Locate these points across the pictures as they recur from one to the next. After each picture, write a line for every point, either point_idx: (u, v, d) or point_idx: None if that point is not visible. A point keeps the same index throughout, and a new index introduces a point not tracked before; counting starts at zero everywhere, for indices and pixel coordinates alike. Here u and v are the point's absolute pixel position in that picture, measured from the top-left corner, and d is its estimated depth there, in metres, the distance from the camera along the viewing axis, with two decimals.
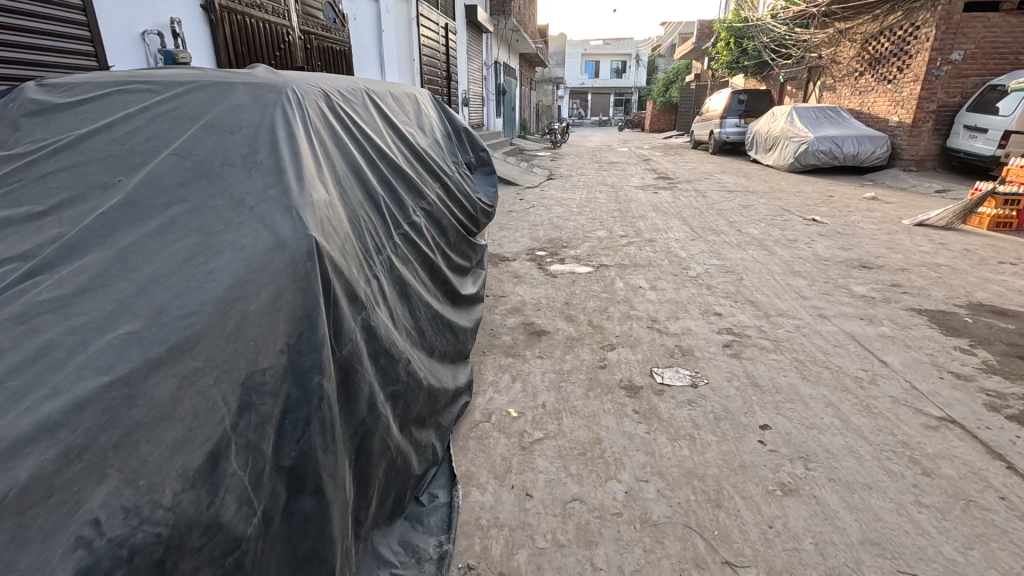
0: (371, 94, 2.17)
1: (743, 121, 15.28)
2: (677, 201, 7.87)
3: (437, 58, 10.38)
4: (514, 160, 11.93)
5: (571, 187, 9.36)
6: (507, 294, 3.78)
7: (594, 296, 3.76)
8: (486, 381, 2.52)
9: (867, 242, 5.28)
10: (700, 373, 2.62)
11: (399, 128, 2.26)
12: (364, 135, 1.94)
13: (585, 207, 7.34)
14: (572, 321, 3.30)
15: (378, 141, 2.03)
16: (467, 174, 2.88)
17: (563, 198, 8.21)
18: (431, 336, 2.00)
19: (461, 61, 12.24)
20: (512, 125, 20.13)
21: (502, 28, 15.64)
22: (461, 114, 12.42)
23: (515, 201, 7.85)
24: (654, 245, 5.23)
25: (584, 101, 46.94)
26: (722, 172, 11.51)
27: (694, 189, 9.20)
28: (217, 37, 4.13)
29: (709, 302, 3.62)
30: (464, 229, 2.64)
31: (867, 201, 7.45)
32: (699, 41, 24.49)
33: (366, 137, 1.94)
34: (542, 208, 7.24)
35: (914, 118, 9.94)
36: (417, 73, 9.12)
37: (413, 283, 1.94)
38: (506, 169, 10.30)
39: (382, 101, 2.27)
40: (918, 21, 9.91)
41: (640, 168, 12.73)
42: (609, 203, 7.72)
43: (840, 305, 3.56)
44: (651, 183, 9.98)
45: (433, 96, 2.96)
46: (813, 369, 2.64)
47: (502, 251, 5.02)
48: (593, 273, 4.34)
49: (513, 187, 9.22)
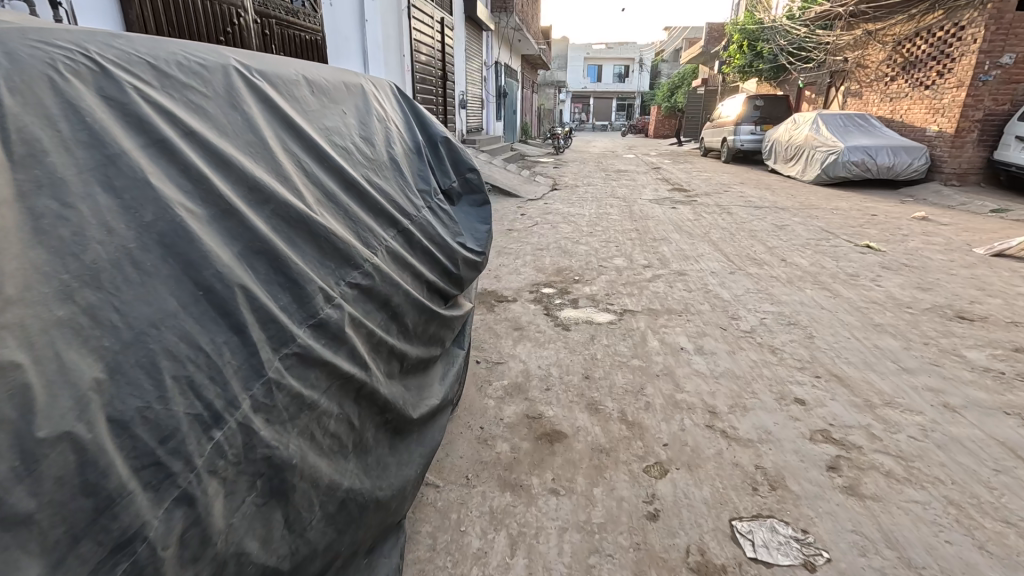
0: (252, 81, 1.24)
1: (759, 128, 14.35)
2: (701, 219, 6.91)
3: (432, 55, 9.43)
4: (515, 168, 10.97)
5: (578, 199, 8.40)
6: (505, 360, 2.81)
7: (621, 365, 2.78)
8: (468, 554, 1.57)
9: (946, 279, 4.31)
10: (809, 534, 1.65)
11: (311, 138, 1.31)
12: (203, 158, 1.02)
13: (596, 225, 6.39)
14: (595, 412, 2.32)
15: (247, 166, 1.09)
16: (445, 208, 1.92)
17: (571, 213, 7.25)
18: (327, 548, 1.06)
19: (459, 61, 11.30)
20: (513, 130, 19.17)
21: (504, 26, 14.71)
22: (458, 118, 11.46)
23: (516, 216, 6.88)
24: (686, 279, 4.26)
25: (586, 106, 46.08)
26: (741, 183, 10.56)
27: (716, 203, 8.26)
28: (129, 12, 3.22)
29: (779, 377, 2.65)
30: (433, 301, 1.68)
31: (920, 223, 6.49)
32: (708, 45, 23.56)
33: (208, 162, 1.02)
34: (546, 226, 6.28)
35: (957, 127, 9.00)
36: (408, 71, 8.18)
37: (306, 454, 1.00)
38: (506, 179, 9.35)
39: (282, 93, 1.33)
40: (962, 21, 8.98)
41: (651, 177, 11.78)
42: (623, 219, 6.76)
43: (963, 385, 2.59)
44: (666, 196, 9.02)
45: (399, 89, 2.01)
46: (989, 530, 1.66)
47: (500, 287, 4.06)
48: (617, 323, 3.36)
49: (514, 199, 8.25)
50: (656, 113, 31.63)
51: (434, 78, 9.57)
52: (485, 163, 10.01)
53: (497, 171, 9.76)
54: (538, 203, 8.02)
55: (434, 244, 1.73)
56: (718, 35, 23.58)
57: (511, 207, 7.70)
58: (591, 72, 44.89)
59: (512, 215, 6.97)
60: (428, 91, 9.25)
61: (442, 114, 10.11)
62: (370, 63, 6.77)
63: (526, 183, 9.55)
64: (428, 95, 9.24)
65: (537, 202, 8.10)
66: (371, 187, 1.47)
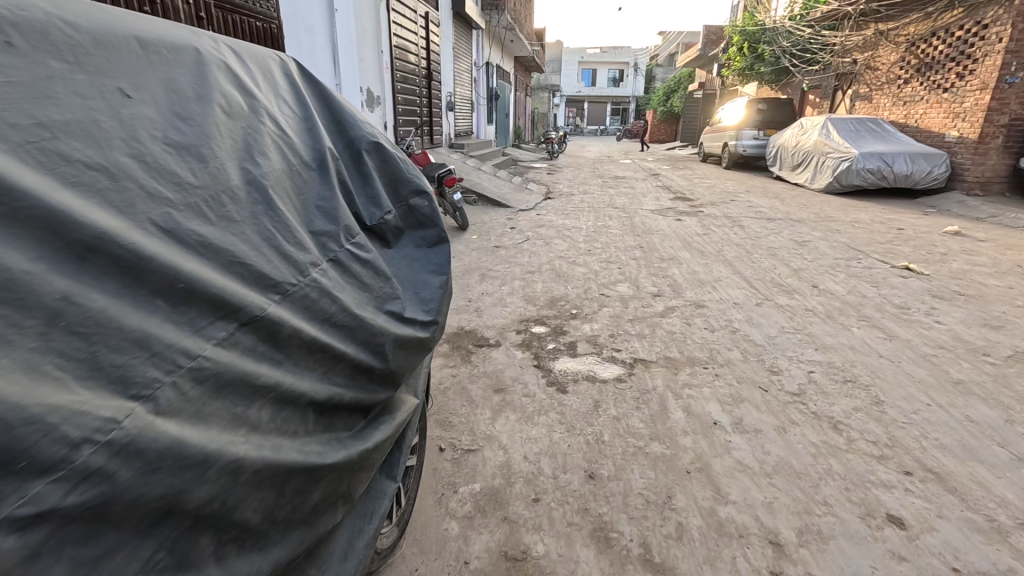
0: None
1: (762, 133, 13.73)
2: (711, 232, 6.21)
3: (416, 52, 8.71)
4: (506, 174, 10.25)
5: (574, 209, 7.68)
6: (480, 446, 2.07)
7: (638, 453, 2.04)
8: None
9: (1015, 312, 3.62)
10: None
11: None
12: None
13: (595, 240, 5.67)
14: (606, 546, 1.59)
15: None
16: (368, 250, 1.21)
17: (566, 225, 6.53)
18: None
19: (446, 59, 10.58)
20: (505, 133, 18.48)
21: (495, 25, 14.05)
22: (446, 120, 10.73)
23: (505, 230, 6.15)
24: (705, 314, 3.53)
25: (580, 110, 45.57)
26: (748, 191, 9.91)
27: (724, 214, 7.57)
28: None
29: (856, 474, 1.93)
30: (327, 433, 0.97)
31: (955, 239, 5.82)
32: (706, 47, 22.99)
33: None
34: (537, 242, 5.56)
35: (981, 133, 8.40)
36: (387, 69, 7.49)
37: None
38: (496, 186, 8.62)
39: None
40: (985, 19, 8.36)
41: (651, 185, 11.12)
42: (624, 233, 6.04)
43: None
44: (669, 206, 8.33)
45: (303, 74, 1.37)
46: None
47: (481, 325, 3.31)
48: (627, 380, 2.63)
49: (503, 209, 7.52)
50: (652, 117, 31.11)
51: (418, 77, 8.85)
52: (472, 170, 9.28)
53: (486, 177, 9.04)
54: (530, 214, 7.32)
55: (338, 326, 1.03)
56: (715, 37, 23.04)
57: (500, 217, 6.99)
58: (585, 76, 44.38)
59: (501, 229, 6.23)
60: (412, 90, 8.53)
61: (428, 116, 9.41)
62: (342, 57, 6.07)
63: (517, 191, 8.83)
64: (411, 95, 8.52)
65: (529, 213, 7.39)
66: (156, 239, 0.79)
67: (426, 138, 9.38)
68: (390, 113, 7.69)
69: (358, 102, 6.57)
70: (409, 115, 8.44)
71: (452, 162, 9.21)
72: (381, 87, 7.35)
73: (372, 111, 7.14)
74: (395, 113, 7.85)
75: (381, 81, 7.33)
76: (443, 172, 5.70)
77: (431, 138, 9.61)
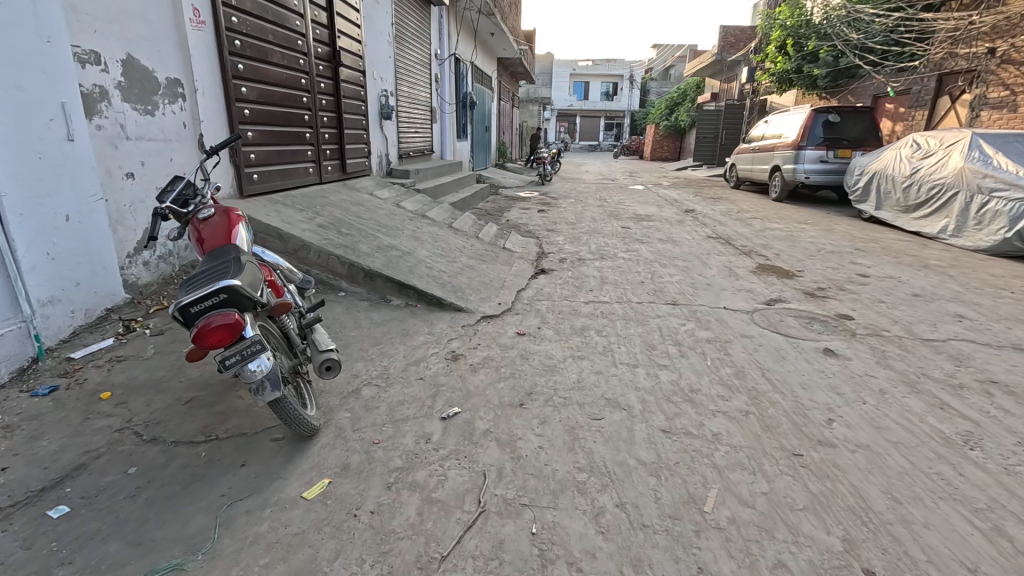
0: None
1: (831, 154, 10.06)
2: (971, 433, 2.36)
3: (301, 12, 4.81)
4: (472, 221, 6.35)
5: (591, 315, 3.79)
6: None
7: None
8: None
9: None
10: None
11: None
12: None
13: (692, 521, 1.77)
14: None
15: None
16: None
17: (587, 395, 2.62)
18: None
19: (377, 40, 6.72)
20: (484, 150, 14.64)
21: (467, 6, 10.29)
22: (379, 135, 6.88)
23: (424, 438, 2.22)
24: None
25: (572, 125, 42.09)
26: (862, 252, 6.15)
27: (899, 324, 3.72)
28: None
29: None
30: None
31: None
32: (722, 52, 19.40)
33: None
34: (505, 548, 1.64)
35: None
36: (199, 25, 3.57)
37: None
38: (442, 256, 4.67)
39: None
40: None
41: (695, 233, 7.34)
42: (755, 458, 2.13)
43: None
44: (766, 292, 4.51)
45: None
46: None
47: None
48: None
49: (448, 318, 3.60)
50: (653, 132, 27.48)
51: (306, 58, 4.93)
52: (407, 218, 5.34)
53: (428, 234, 5.11)
54: (501, 336, 3.39)
55: None
56: (733, 40, 19.55)
57: (433, 354, 3.06)
58: (577, 89, 41.00)
59: (414, 429, 2.29)
60: (285, 78, 4.60)
61: (330, 129, 5.48)
62: None
63: (484, 263, 4.91)
64: (285, 89, 4.60)
65: (501, 330, 3.47)
66: None
67: (328, 166, 5.44)
68: (211, 118, 3.74)
69: (65, 88, 2.62)
70: (278, 125, 4.52)
71: (370, 206, 5.26)
72: (177, 62, 3.42)
73: (148, 112, 3.21)
74: (230, 118, 3.91)
75: (176, 47, 3.40)
76: (206, 302, 1.73)
77: (339, 166, 5.68)
